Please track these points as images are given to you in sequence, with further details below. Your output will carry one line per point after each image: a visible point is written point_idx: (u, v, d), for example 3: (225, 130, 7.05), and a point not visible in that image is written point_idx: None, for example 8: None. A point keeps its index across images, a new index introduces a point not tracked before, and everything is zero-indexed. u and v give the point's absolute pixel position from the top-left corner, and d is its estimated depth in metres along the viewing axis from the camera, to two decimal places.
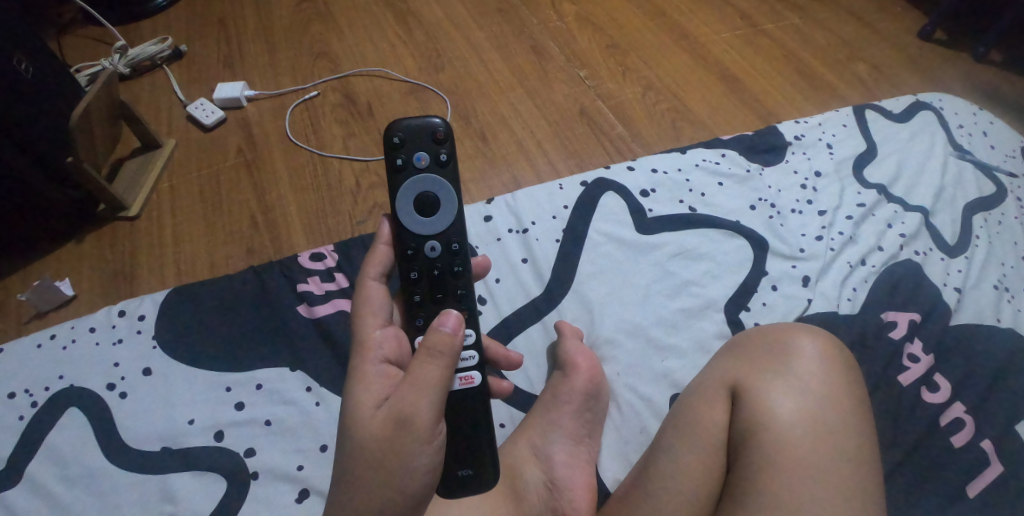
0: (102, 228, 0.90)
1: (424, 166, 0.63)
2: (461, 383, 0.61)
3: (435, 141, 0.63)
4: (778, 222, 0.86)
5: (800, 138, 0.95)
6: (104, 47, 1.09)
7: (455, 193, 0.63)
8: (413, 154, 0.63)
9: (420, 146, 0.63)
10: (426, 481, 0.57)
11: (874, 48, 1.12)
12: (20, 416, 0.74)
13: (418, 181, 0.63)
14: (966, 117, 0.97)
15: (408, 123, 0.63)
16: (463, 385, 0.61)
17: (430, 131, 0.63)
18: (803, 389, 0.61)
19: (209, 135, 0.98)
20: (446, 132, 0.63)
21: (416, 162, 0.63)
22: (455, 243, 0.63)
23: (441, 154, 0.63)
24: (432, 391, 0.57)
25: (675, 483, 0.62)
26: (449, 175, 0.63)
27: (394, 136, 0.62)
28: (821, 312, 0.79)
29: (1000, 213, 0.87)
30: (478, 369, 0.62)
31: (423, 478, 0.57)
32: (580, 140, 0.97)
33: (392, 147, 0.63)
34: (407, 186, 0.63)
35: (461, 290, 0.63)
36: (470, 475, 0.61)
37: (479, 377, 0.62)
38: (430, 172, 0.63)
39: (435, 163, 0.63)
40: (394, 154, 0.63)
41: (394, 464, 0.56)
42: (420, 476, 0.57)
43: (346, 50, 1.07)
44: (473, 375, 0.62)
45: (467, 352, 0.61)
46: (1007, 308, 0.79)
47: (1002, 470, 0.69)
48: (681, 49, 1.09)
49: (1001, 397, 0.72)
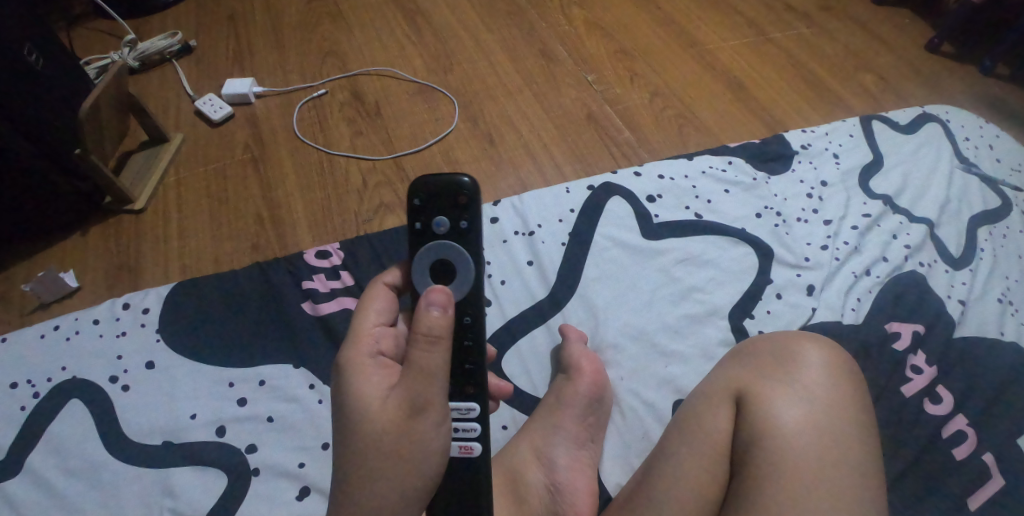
0: (108, 221, 0.90)
1: (442, 230, 0.62)
2: (461, 452, 0.60)
3: (456, 205, 0.62)
4: (784, 231, 0.86)
5: (806, 147, 0.95)
6: (114, 40, 1.09)
7: (471, 260, 0.61)
8: (433, 219, 0.62)
9: (440, 210, 0.62)
10: (439, 465, 0.56)
11: (882, 59, 1.12)
12: (22, 406, 0.74)
13: (435, 246, 0.62)
14: (972, 130, 0.97)
15: (431, 185, 0.63)
16: (462, 453, 0.60)
17: (454, 193, 0.62)
18: (808, 397, 0.61)
19: (217, 131, 0.98)
20: (469, 198, 0.62)
21: (434, 228, 0.62)
22: (467, 316, 0.61)
23: (461, 221, 0.62)
24: (436, 378, 0.56)
25: (677, 489, 0.62)
26: (468, 244, 0.62)
27: (415, 199, 0.62)
28: (825, 321, 0.79)
29: (1005, 226, 0.87)
30: (478, 441, 0.60)
31: (437, 461, 0.56)
32: (587, 144, 0.97)
33: (414, 210, 0.62)
34: (425, 249, 0.62)
35: (470, 364, 0.61)
36: None
37: (479, 449, 0.60)
38: (449, 239, 0.62)
39: (453, 230, 0.62)
40: (414, 218, 0.62)
41: (411, 452, 0.55)
42: (435, 460, 0.56)
43: (355, 48, 1.07)
44: (473, 446, 0.60)
45: (468, 424, 0.60)
46: (1010, 322, 0.79)
47: (1003, 484, 0.69)
48: (689, 56, 1.09)
49: (1003, 410, 0.72)
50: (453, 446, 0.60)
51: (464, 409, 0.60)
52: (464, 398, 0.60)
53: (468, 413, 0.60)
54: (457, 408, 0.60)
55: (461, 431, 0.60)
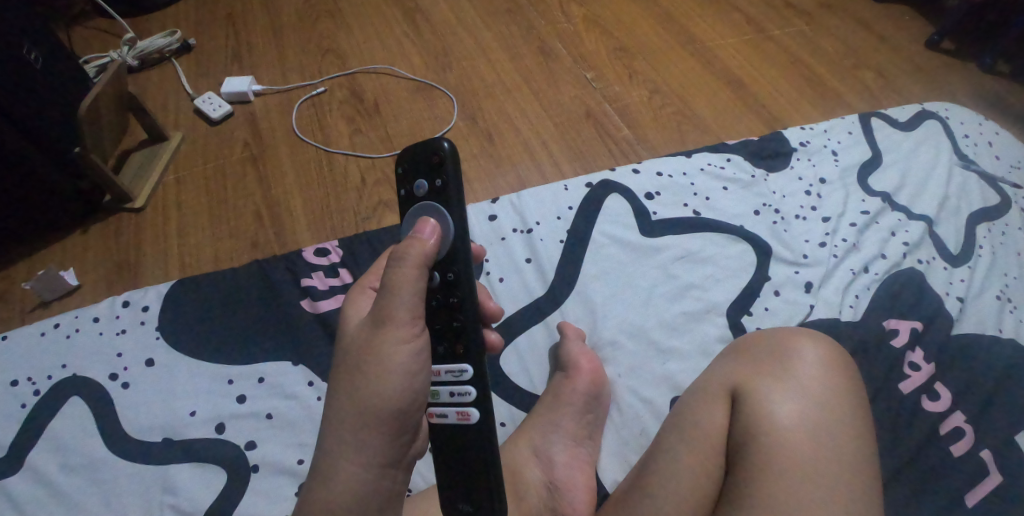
0: (108, 219, 0.90)
1: (422, 193, 0.61)
2: (458, 418, 0.59)
3: (433, 166, 0.61)
4: (782, 228, 0.87)
5: (805, 144, 0.95)
6: (113, 39, 1.10)
7: (450, 217, 0.60)
8: (415, 183, 0.62)
9: (421, 173, 0.62)
10: (406, 385, 0.56)
11: (881, 56, 1.12)
12: (23, 404, 0.74)
13: (417, 209, 0.61)
14: (971, 127, 0.97)
15: (411, 150, 0.63)
16: (460, 419, 0.59)
17: (432, 153, 0.61)
18: (802, 393, 0.61)
19: (216, 129, 0.98)
20: (445, 156, 0.61)
21: (416, 191, 0.62)
22: (451, 272, 0.60)
23: (439, 181, 0.61)
24: (402, 293, 0.57)
25: (672, 485, 0.62)
26: (448, 202, 0.61)
27: (399, 167, 0.63)
28: (823, 318, 0.79)
29: (1004, 223, 0.87)
30: (474, 406, 0.59)
31: (401, 380, 0.56)
32: (586, 142, 0.97)
33: (399, 178, 0.63)
34: (410, 215, 0.62)
35: (457, 321, 0.60)
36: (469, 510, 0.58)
37: (476, 414, 0.59)
38: (428, 200, 0.61)
39: (432, 191, 0.61)
40: (400, 186, 0.63)
41: (372, 365, 0.56)
42: (398, 378, 0.56)
43: (354, 46, 1.07)
44: (470, 412, 0.59)
45: (462, 387, 0.59)
46: (1008, 319, 0.79)
47: (1000, 480, 0.69)
48: (688, 53, 1.09)
49: (1001, 407, 0.73)
50: (452, 411, 0.59)
51: (458, 371, 0.59)
52: (456, 359, 0.60)
53: (462, 375, 0.59)
54: (451, 370, 0.59)
55: (455, 394, 0.59)
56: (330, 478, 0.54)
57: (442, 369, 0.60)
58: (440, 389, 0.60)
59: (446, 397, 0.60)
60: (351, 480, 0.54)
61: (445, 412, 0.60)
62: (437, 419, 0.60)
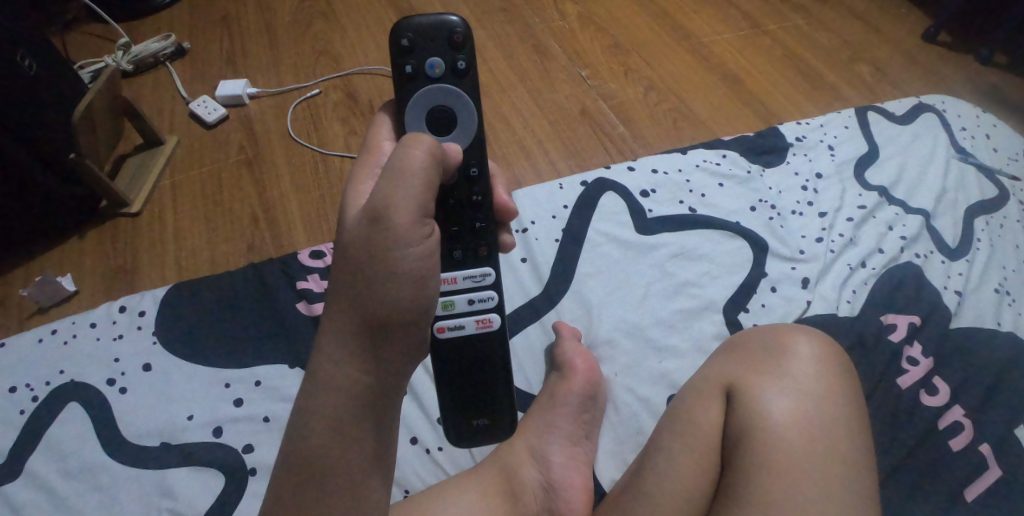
0: (104, 224, 0.90)
1: (438, 69, 0.58)
2: (478, 325, 0.60)
3: (451, 44, 0.59)
4: (778, 224, 0.86)
5: (801, 139, 0.95)
6: (108, 44, 1.10)
7: (475, 105, 0.58)
8: (425, 60, 0.58)
9: (432, 51, 0.59)
10: (416, 291, 0.52)
11: (877, 49, 1.11)
12: (21, 411, 0.75)
13: (432, 89, 0.58)
14: (969, 119, 0.97)
15: (420, 22, 0.58)
16: (479, 327, 0.60)
17: (449, 31, 0.58)
18: (797, 388, 0.61)
19: (211, 132, 0.98)
20: (464, 36, 0.59)
21: (427, 70, 0.58)
22: (473, 169, 0.59)
23: (457, 61, 0.59)
24: (411, 183, 0.52)
25: (667, 483, 0.62)
26: (467, 85, 0.59)
27: (404, 39, 0.58)
28: (821, 314, 0.79)
29: (1002, 215, 0.87)
30: (496, 311, 0.61)
31: (410, 286, 0.52)
32: (581, 140, 0.97)
33: (402, 51, 0.58)
34: (419, 95, 0.58)
35: (480, 222, 0.60)
36: (484, 423, 0.62)
37: (497, 321, 0.61)
38: (444, 81, 0.59)
39: (451, 71, 0.59)
40: (404, 60, 0.58)
41: (378, 267, 0.51)
42: (407, 283, 0.52)
43: (348, 48, 1.07)
44: (491, 318, 0.60)
45: (485, 292, 0.60)
46: (1007, 312, 0.79)
47: (1000, 474, 0.69)
48: (683, 49, 1.09)
49: (1000, 401, 0.72)
50: (470, 321, 0.60)
51: (479, 276, 0.60)
52: (477, 262, 0.60)
53: (483, 280, 0.60)
54: (471, 276, 0.60)
55: (476, 302, 0.60)
56: (330, 383, 0.51)
57: (460, 275, 0.60)
58: (457, 299, 0.60)
59: (465, 306, 0.60)
60: (352, 390, 0.51)
61: (462, 323, 0.60)
62: (451, 331, 0.59)
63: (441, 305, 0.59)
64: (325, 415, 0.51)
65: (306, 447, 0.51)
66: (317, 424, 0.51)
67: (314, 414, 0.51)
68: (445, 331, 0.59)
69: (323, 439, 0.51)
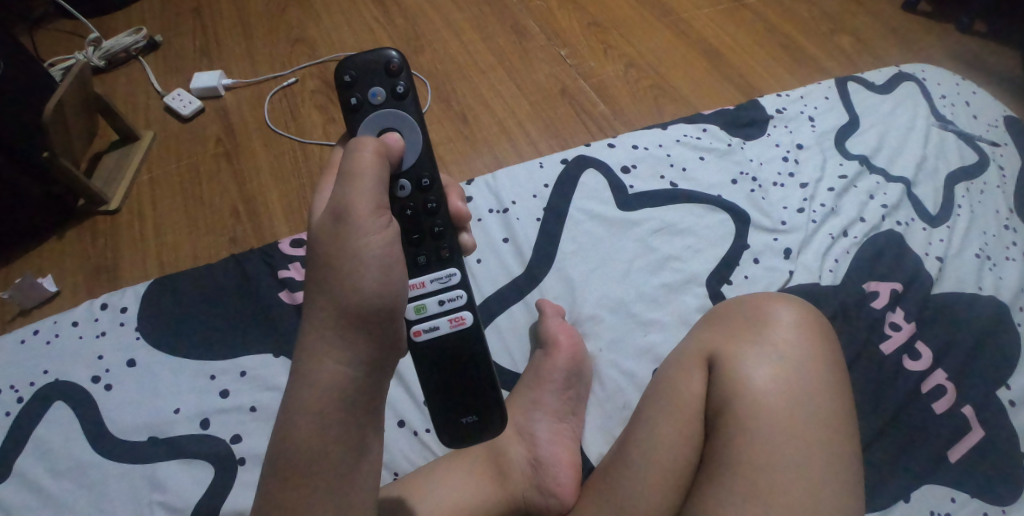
0: (83, 223, 0.89)
1: (382, 98, 0.58)
2: (452, 324, 0.60)
3: (389, 73, 0.59)
4: (759, 195, 0.86)
5: (782, 111, 0.95)
6: (79, 40, 1.08)
7: (419, 127, 0.59)
8: (368, 90, 0.59)
9: (373, 81, 0.59)
10: (383, 278, 0.52)
11: (856, 18, 1.11)
12: (7, 412, 0.74)
13: (376, 118, 0.58)
14: (949, 87, 0.97)
15: (358, 58, 0.59)
16: (454, 326, 0.60)
17: (384, 62, 0.59)
18: (778, 356, 0.61)
19: (187, 126, 0.98)
20: (401, 63, 0.59)
21: (371, 99, 0.58)
22: (425, 179, 0.59)
23: (397, 86, 0.59)
24: (363, 179, 0.53)
25: (652, 454, 0.62)
26: (411, 109, 0.59)
27: (346, 75, 0.58)
28: (803, 283, 0.79)
29: (982, 182, 0.87)
30: (468, 309, 0.60)
31: (377, 273, 0.52)
32: (561, 120, 0.96)
33: (344, 87, 0.59)
34: (365, 124, 0.58)
35: (438, 226, 0.60)
36: (476, 421, 0.61)
37: (470, 317, 0.60)
38: (387, 106, 0.58)
39: (392, 97, 0.59)
40: (347, 94, 0.58)
41: (341, 259, 0.51)
42: (372, 272, 0.52)
43: (324, 35, 1.06)
44: (464, 315, 0.60)
45: (454, 291, 0.60)
46: (988, 277, 0.79)
47: (979, 435, 0.70)
48: (663, 24, 1.08)
49: (980, 363, 0.74)
50: (443, 321, 0.60)
51: (446, 277, 0.60)
52: (441, 265, 0.60)
53: (450, 281, 0.60)
54: (438, 278, 0.60)
55: (447, 302, 0.60)
56: (308, 382, 0.51)
57: (427, 279, 0.59)
58: (428, 302, 0.59)
59: (436, 307, 0.60)
60: (332, 384, 0.51)
61: (436, 324, 0.59)
62: (428, 334, 0.59)
63: (413, 309, 0.59)
64: (308, 417, 0.51)
65: (292, 450, 0.51)
66: (304, 420, 0.51)
67: (297, 418, 0.51)
68: (422, 334, 0.59)
69: (310, 441, 0.51)
